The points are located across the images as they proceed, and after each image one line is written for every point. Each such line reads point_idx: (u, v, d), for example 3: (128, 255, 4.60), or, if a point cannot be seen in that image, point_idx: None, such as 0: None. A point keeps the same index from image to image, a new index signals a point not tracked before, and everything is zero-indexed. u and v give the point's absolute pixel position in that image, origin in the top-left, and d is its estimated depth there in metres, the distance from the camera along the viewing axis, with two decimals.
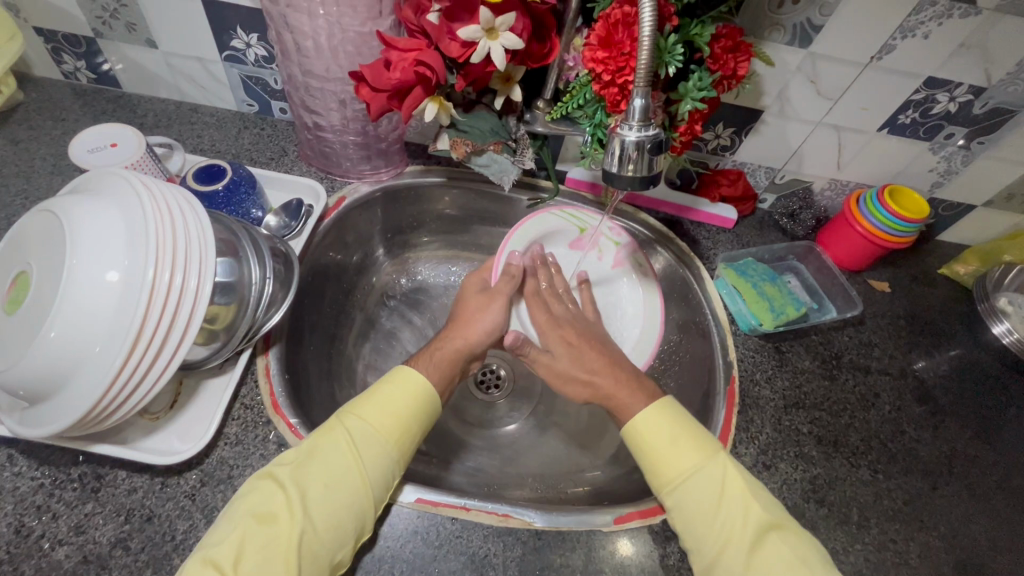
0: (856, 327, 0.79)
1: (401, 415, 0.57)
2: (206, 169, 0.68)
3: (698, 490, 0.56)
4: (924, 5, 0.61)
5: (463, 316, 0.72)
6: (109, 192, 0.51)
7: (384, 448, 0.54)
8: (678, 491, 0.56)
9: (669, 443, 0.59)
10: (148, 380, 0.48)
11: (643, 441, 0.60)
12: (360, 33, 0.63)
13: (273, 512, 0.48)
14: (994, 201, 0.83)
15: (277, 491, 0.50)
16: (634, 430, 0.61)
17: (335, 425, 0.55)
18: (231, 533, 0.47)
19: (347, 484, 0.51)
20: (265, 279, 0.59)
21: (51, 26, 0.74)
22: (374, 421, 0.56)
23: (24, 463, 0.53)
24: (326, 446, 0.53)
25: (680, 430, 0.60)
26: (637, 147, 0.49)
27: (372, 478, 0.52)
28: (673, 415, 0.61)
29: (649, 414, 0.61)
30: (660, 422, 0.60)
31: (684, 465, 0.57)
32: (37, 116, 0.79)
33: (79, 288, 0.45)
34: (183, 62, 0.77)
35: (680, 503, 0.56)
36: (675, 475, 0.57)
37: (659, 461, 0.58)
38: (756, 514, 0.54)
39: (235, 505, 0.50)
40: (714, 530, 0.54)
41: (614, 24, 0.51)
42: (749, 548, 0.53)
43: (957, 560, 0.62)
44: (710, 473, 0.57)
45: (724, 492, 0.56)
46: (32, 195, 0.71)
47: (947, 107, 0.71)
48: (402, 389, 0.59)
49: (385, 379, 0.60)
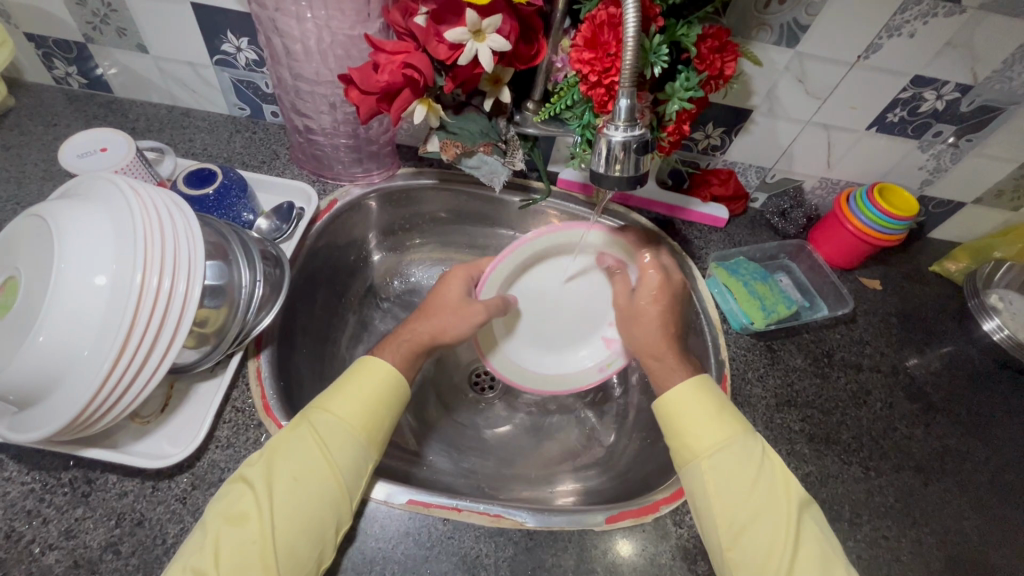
0: (848, 325, 0.80)
1: (365, 405, 0.57)
2: (197, 172, 0.68)
3: (735, 466, 0.56)
4: (909, 4, 0.62)
5: (435, 306, 0.69)
6: (97, 196, 0.51)
7: (352, 437, 0.54)
8: (713, 465, 0.57)
9: (710, 417, 0.59)
10: (138, 383, 0.48)
11: (681, 411, 0.60)
12: (349, 36, 0.63)
13: (244, 512, 0.49)
14: (984, 198, 0.84)
15: (247, 491, 0.50)
16: (674, 400, 0.61)
17: (302, 421, 0.55)
18: (206, 537, 0.48)
19: (315, 476, 0.51)
20: (255, 282, 0.59)
21: (41, 32, 0.75)
22: (341, 412, 0.55)
23: (13, 468, 0.53)
24: (291, 441, 0.53)
25: (719, 409, 0.60)
26: (623, 147, 0.49)
27: (339, 466, 0.52)
28: (714, 394, 0.61)
29: (692, 388, 0.61)
30: (701, 397, 0.60)
31: (721, 437, 0.58)
32: (29, 122, 0.79)
33: (67, 290, 0.45)
34: (175, 67, 0.78)
35: (711, 476, 0.56)
36: (714, 447, 0.57)
37: (693, 435, 0.59)
38: (796, 491, 0.55)
39: (208, 509, 0.50)
40: (747, 506, 0.54)
41: (600, 25, 0.52)
42: (783, 526, 0.53)
43: (948, 556, 0.62)
44: (747, 452, 0.57)
45: (762, 470, 0.56)
46: (24, 201, 0.71)
47: (935, 105, 0.72)
48: (364, 378, 0.58)
49: (351, 370, 0.60)
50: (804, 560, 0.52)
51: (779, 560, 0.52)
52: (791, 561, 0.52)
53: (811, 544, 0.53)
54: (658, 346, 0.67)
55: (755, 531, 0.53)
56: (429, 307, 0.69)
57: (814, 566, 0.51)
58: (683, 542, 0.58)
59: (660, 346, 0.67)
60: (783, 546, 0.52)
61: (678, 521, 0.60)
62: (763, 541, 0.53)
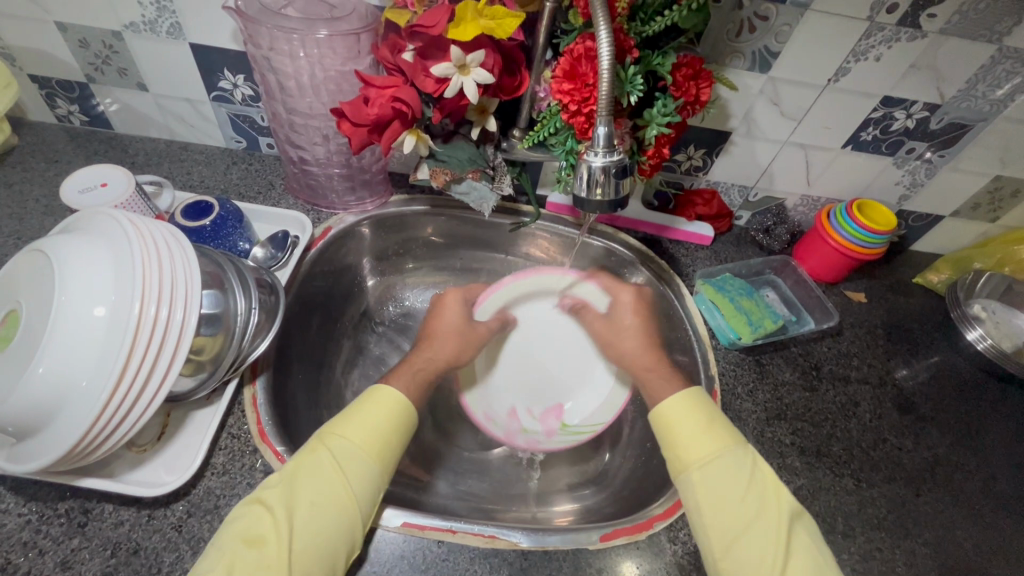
0: (834, 337, 0.81)
1: (378, 431, 0.57)
2: (194, 205, 0.70)
3: (725, 478, 0.56)
4: (872, 30, 0.65)
5: (439, 330, 0.72)
6: (96, 230, 0.53)
7: (367, 464, 0.54)
8: (704, 475, 0.57)
9: (701, 428, 0.60)
10: (134, 412, 0.49)
11: (671, 423, 0.61)
12: (340, 72, 0.66)
13: (261, 534, 0.49)
14: (961, 211, 0.86)
15: (265, 513, 0.50)
16: (668, 413, 0.61)
17: (318, 445, 0.55)
18: (226, 558, 0.47)
19: (334, 504, 0.51)
20: (250, 309, 0.60)
21: (45, 74, 0.77)
22: (357, 438, 0.56)
23: (11, 500, 0.54)
24: (311, 466, 0.53)
25: (707, 420, 0.60)
26: (603, 171, 0.51)
27: (357, 495, 0.53)
28: (704, 407, 0.62)
29: (681, 400, 0.62)
30: (692, 409, 0.61)
31: (713, 449, 0.58)
32: (31, 159, 0.81)
33: (67, 323, 0.46)
34: (173, 104, 0.80)
35: (702, 486, 0.56)
36: (703, 459, 0.58)
37: (683, 446, 0.59)
38: (787, 502, 0.55)
39: (223, 532, 0.50)
40: (740, 518, 0.54)
41: (578, 58, 0.54)
42: (774, 533, 0.53)
43: (943, 566, 0.62)
44: (737, 463, 0.57)
45: (754, 481, 0.56)
46: (25, 235, 0.73)
47: (905, 123, 0.75)
48: (377, 406, 0.59)
49: (364, 397, 0.60)
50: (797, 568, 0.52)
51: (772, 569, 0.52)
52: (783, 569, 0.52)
53: (803, 557, 0.52)
54: (646, 360, 0.70)
55: (749, 539, 0.53)
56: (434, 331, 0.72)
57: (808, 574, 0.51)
58: (677, 558, 0.59)
59: (649, 359, 0.70)
60: (775, 554, 0.52)
61: (672, 538, 0.60)
62: (758, 549, 0.53)
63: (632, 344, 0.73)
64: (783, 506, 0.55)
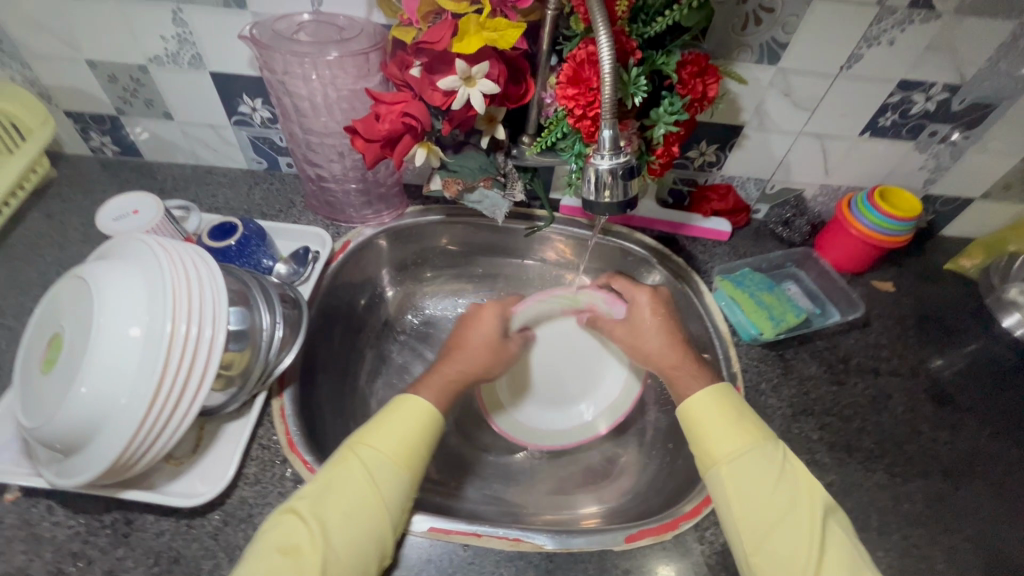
0: (862, 329, 0.79)
1: (408, 442, 0.58)
2: (220, 226, 0.73)
3: (755, 471, 0.56)
4: (884, 15, 0.64)
5: (470, 340, 0.70)
6: (129, 254, 0.56)
7: (397, 474, 0.56)
8: (734, 470, 0.56)
9: (730, 422, 0.59)
10: (171, 426, 0.51)
11: (699, 418, 0.60)
12: (352, 91, 0.68)
13: (298, 544, 0.50)
14: (992, 193, 0.83)
15: (300, 523, 0.51)
16: (696, 406, 0.60)
17: (348, 456, 0.56)
18: (258, 568, 0.48)
19: (369, 515, 0.53)
20: (275, 324, 0.63)
21: (79, 109, 0.82)
22: (386, 448, 0.57)
23: (60, 513, 0.57)
24: (344, 476, 0.54)
25: (736, 415, 0.59)
26: (611, 173, 0.52)
27: (389, 505, 0.54)
28: (732, 402, 0.61)
29: (709, 395, 0.61)
30: (721, 403, 0.60)
31: (743, 444, 0.57)
32: (69, 190, 0.86)
33: (105, 344, 0.49)
34: (197, 130, 0.84)
35: (733, 481, 0.56)
36: (734, 453, 0.57)
37: (713, 442, 0.58)
38: (819, 496, 0.54)
39: (259, 542, 0.51)
40: (771, 512, 0.54)
41: (580, 63, 0.55)
42: (808, 528, 0.53)
43: (986, 562, 0.60)
44: (768, 459, 0.56)
45: (785, 475, 0.56)
46: (67, 263, 0.77)
47: (925, 106, 0.73)
48: (404, 417, 0.60)
49: (392, 406, 0.61)
50: (831, 564, 0.51)
51: (806, 564, 0.51)
52: (817, 564, 0.51)
53: (839, 552, 0.51)
54: (673, 356, 0.66)
55: (782, 535, 0.53)
56: (462, 343, 0.70)
57: (844, 571, 0.50)
58: (704, 558, 0.58)
59: (673, 355, 0.66)
60: (808, 550, 0.51)
61: (699, 537, 0.60)
62: (790, 544, 0.52)
63: (652, 344, 0.68)
64: (817, 501, 0.54)
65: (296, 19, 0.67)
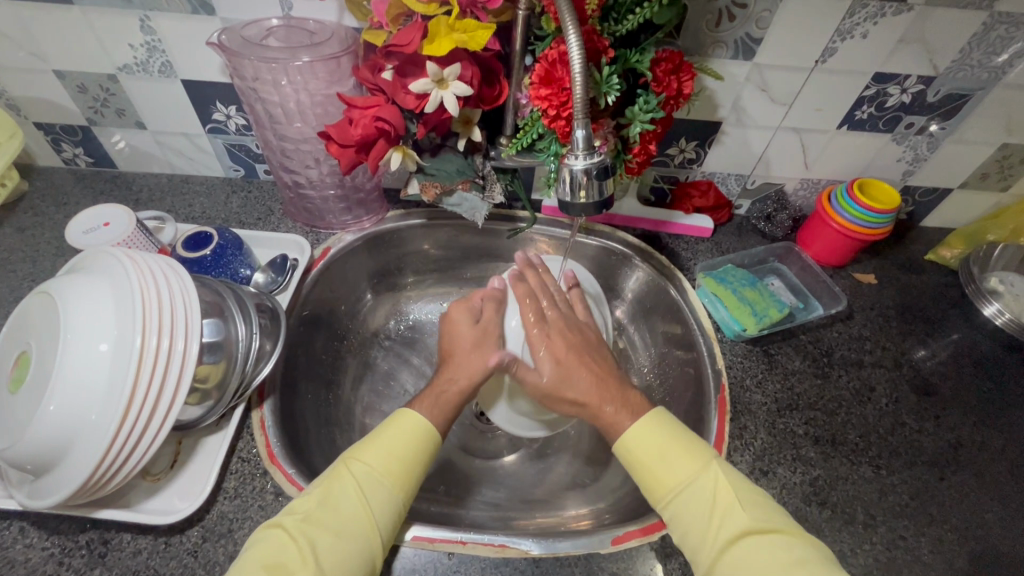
0: (844, 322, 0.79)
1: (403, 459, 0.57)
2: (195, 237, 0.71)
3: (691, 500, 0.55)
4: (856, 8, 0.64)
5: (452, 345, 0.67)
6: (99, 268, 0.54)
7: (390, 491, 0.55)
8: (672, 501, 0.56)
9: (664, 452, 0.58)
10: (144, 441, 0.50)
11: (633, 454, 0.59)
12: (326, 95, 0.68)
13: (282, 563, 0.48)
14: (969, 182, 0.84)
15: (288, 540, 0.50)
16: (629, 440, 0.60)
17: (340, 473, 0.55)
18: None
19: (356, 528, 0.52)
20: (251, 335, 0.62)
21: (48, 120, 0.80)
22: (379, 464, 0.56)
23: (34, 535, 0.55)
24: (333, 492, 0.54)
25: (668, 440, 0.59)
26: (585, 173, 0.51)
27: (379, 522, 0.53)
28: (666, 427, 0.60)
29: (639, 426, 0.60)
30: (651, 430, 0.60)
31: (679, 471, 0.57)
32: (42, 204, 0.84)
33: (72, 360, 0.48)
34: (171, 139, 0.83)
35: (676, 516, 0.55)
36: (671, 482, 0.56)
37: (654, 472, 0.58)
38: (751, 515, 0.53)
39: (243, 559, 0.50)
40: (711, 540, 0.53)
41: (552, 63, 0.54)
42: (747, 559, 0.51)
43: (972, 553, 0.60)
44: (705, 484, 0.56)
45: (719, 501, 0.54)
46: (39, 277, 0.76)
47: (901, 99, 0.73)
48: (401, 432, 0.59)
49: (388, 422, 0.60)
50: None
51: None
52: None
53: (784, 573, 0.49)
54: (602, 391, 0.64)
55: (727, 564, 0.51)
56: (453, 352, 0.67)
57: None
58: None
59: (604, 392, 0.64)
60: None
61: None
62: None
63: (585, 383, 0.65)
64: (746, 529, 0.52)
65: (266, 24, 0.67)
